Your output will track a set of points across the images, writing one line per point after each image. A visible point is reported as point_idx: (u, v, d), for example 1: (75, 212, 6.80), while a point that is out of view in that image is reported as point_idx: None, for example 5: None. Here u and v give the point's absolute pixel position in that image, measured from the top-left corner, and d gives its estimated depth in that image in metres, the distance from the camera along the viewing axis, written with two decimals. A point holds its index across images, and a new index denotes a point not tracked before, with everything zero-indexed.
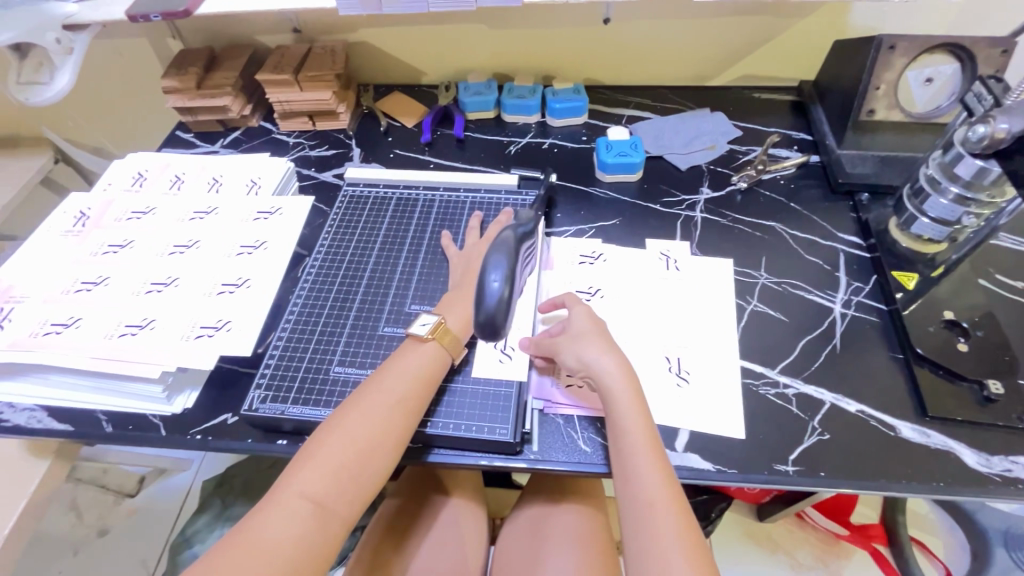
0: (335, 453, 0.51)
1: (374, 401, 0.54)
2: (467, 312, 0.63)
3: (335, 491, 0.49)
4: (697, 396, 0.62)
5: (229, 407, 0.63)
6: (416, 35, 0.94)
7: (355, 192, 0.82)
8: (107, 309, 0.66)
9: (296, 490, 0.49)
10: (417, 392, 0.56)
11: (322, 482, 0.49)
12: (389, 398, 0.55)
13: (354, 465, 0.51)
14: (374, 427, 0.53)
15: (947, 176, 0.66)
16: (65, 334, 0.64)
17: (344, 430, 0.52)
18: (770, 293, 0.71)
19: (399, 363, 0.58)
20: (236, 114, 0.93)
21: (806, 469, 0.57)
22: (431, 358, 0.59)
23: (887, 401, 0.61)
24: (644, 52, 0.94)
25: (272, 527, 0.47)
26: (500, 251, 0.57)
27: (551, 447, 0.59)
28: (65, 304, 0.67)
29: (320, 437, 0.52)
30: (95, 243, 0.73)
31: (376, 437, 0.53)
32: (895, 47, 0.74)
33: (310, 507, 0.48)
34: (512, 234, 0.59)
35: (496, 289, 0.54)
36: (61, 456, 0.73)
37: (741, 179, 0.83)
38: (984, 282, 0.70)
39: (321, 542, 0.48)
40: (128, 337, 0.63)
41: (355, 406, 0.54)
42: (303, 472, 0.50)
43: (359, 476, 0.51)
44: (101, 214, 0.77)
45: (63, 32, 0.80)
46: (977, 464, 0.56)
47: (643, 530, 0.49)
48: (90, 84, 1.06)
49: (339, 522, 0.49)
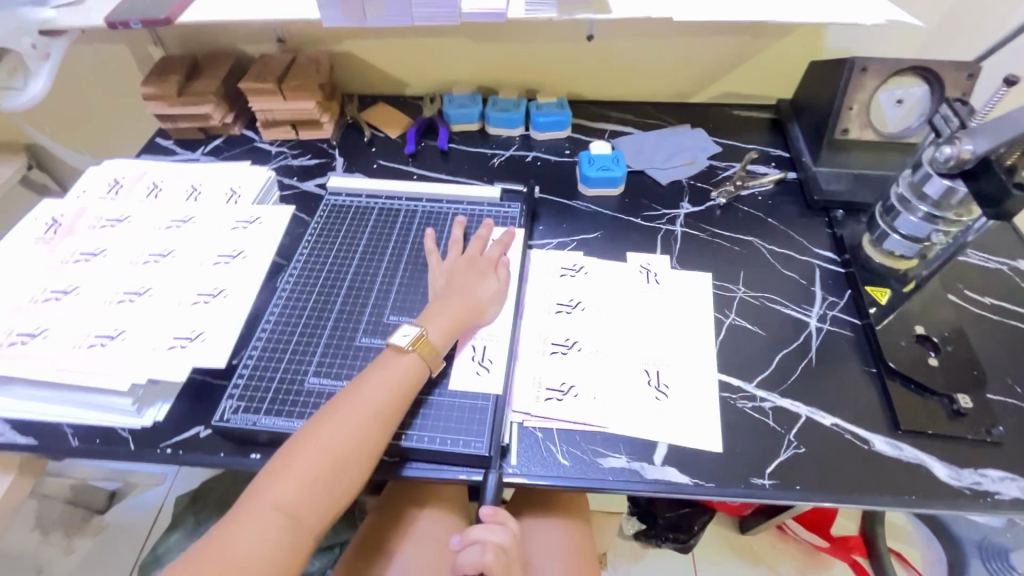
0: (307, 462, 0.51)
1: (351, 409, 0.54)
2: (453, 326, 0.63)
3: (306, 501, 0.49)
4: (676, 410, 0.62)
5: (202, 420, 0.62)
6: (401, 47, 0.95)
7: (337, 201, 0.82)
8: (77, 319, 0.64)
9: (268, 501, 0.49)
10: (396, 401, 0.56)
11: (294, 493, 0.49)
12: (366, 407, 0.54)
13: (327, 474, 0.51)
14: (349, 435, 0.52)
15: (916, 195, 0.68)
16: (31, 346, 0.62)
17: (318, 438, 0.52)
18: (748, 307, 0.72)
19: (379, 372, 0.57)
20: (217, 122, 0.92)
21: (782, 483, 0.57)
22: (410, 370, 0.58)
23: (861, 414, 0.62)
24: (626, 68, 0.96)
25: (241, 538, 0.47)
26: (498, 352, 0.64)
27: (529, 461, 0.59)
28: (33, 314, 0.65)
29: (293, 446, 0.52)
30: (67, 250, 0.72)
31: (349, 445, 0.52)
32: (867, 69, 0.77)
33: (281, 517, 0.48)
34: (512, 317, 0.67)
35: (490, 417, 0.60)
36: (25, 470, 0.71)
37: (720, 194, 0.85)
38: (954, 297, 0.72)
39: (291, 552, 0.48)
40: (98, 348, 0.62)
41: (333, 414, 0.54)
42: (275, 481, 0.50)
43: (333, 485, 0.51)
44: (74, 221, 0.75)
45: (40, 37, 0.78)
46: (948, 477, 0.57)
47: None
48: (68, 89, 1.04)
49: (310, 532, 0.49)
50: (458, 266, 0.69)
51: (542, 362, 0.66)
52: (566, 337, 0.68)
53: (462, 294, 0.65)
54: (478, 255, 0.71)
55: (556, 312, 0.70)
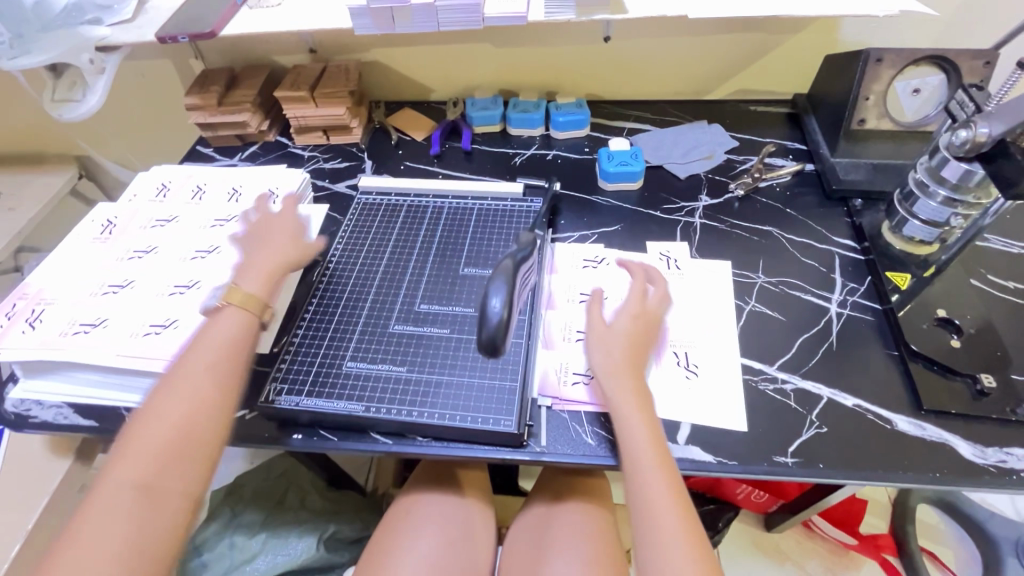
0: (151, 436, 0.52)
1: (179, 378, 0.55)
2: (268, 276, 0.65)
3: (161, 471, 0.51)
4: (704, 389, 0.64)
5: (246, 404, 0.66)
6: (425, 54, 0.99)
7: (368, 200, 0.86)
8: (131, 310, 0.69)
9: (116, 483, 0.49)
10: (225, 358, 0.58)
11: (142, 468, 0.50)
12: (194, 374, 0.56)
13: (173, 446, 0.52)
14: (190, 403, 0.54)
15: (935, 180, 0.69)
16: (93, 334, 0.67)
17: (160, 412, 0.53)
18: (767, 293, 0.73)
19: (206, 336, 0.59)
20: (254, 129, 0.98)
21: (806, 461, 0.58)
22: (236, 323, 0.60)
23: (883, 395, 0.63)
24: (642, 68, 0.99)
25: (96, 524, 0.48)
26: (498, 275, 0.54)
27: (557, 440, 0.61)
28: (94, 306, 0.70)
29: (135, 428, 0.53)
30: (121, 248, 0.77)
31: (191, 410, 0.54)
32: (882, 59, 0.78)
33: (135, 491, 0.49)
34: (512, 261, 0.55)
35: (497, 311, 0.51)
36: (82, 455, 0.76)
37: (738, 187, 0.87)
38: (976, 281, 0.72)
39: (156, 523, 0.49)
40: (153, 335, 0.66)
41: (165, 389, 0.55)
42: (123, 465, 0.50)
43: (188, 454, 0.52)
44: (127, 222, 0.81)
45: (96, 53, 0.85)
46: (973, 455, 0.58)
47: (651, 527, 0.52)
48: (116, 104, 1.12)
49: (173, 501, 0.51)
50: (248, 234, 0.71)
51: (568, 347, 0.68)
52: None
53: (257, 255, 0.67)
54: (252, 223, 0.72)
55: (580, 301, 0.73)
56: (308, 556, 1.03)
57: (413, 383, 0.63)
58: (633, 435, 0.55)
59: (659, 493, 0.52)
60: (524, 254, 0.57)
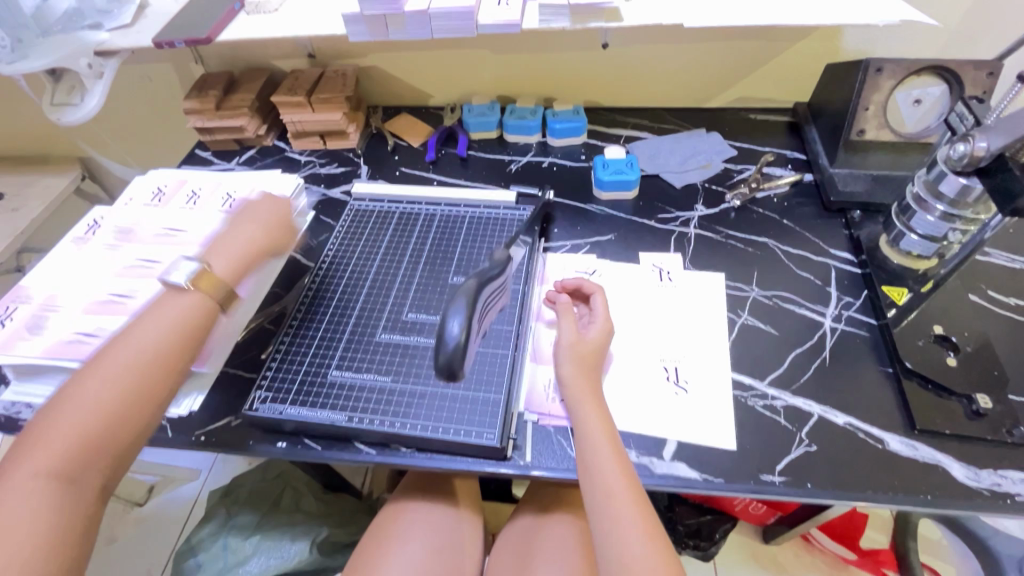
0: (70, 422, 0.49)
1: (111, 362, 0.52)
2: (237, 263, 0.64)
3: (78, 456, 0.48)
4: (694, 405, 0.63)
5: (232, 410, 0.66)
6: (422, 60, 0.99)
7: (361, 206, 0.86)
8: (99, 315, 0.70)
9: (27, 472, 0.46)
10: (169, 343, 0.55)
11: (57, 455, 0.47)
12: (125, 358, 0.52)
13: (95, 432, 0.49)
14: (122, 387, 0.51)
15: (933, 194, 0.67)
16: (58, 337, 0.67)
17: (83, 396, 0.50)
18: (760, 307, 0.72)
19: (153, 318, 0.56)
20: (252, 134, 0.98)
21: (793, 480, 0.57)
22: (190, 306, 0.58)
23: (875, 414, 0.61)
24: (641, 75, 0.98)
25: (2, 513, 0.45)
26: (460, 296, 0.54)
27: (542, 454, 0.61)
28: (65, 309, 0.71)
29: (53, 412, 0.50)
30: (98, 251, 0.78)
31: (120, 396, 0.51)
32: (883, 69, 0.77)
33: (49, 481, 0.47)
34: (476, 282, 0.55)
35: (455, 334, 0.51)
36: None
37: (734, 197, 0.85)
38: (976, 297, 0.70)
39: (71, 513, 0.47)
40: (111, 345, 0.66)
41: (94, 372, 0.52)
42: (34, 451, 0.47)
43: (110, 442, 0.50)
44: (109, 225, 0.82)
45: (95, 57, 0.85)
46: (966, 478, 0.56)
47: (606, 518, 0.52)
48: (117, 107, 1.13)
49: (89, 487, 0.49)
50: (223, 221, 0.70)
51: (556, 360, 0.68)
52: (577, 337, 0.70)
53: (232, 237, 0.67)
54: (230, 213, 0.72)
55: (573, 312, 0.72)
56: (300, 559, 1.03)
57: (396, 394, 0.63)
58: (595, 448, 0.56)
59: (616, 484, 0.54)
60: (495, 273, 0.57)
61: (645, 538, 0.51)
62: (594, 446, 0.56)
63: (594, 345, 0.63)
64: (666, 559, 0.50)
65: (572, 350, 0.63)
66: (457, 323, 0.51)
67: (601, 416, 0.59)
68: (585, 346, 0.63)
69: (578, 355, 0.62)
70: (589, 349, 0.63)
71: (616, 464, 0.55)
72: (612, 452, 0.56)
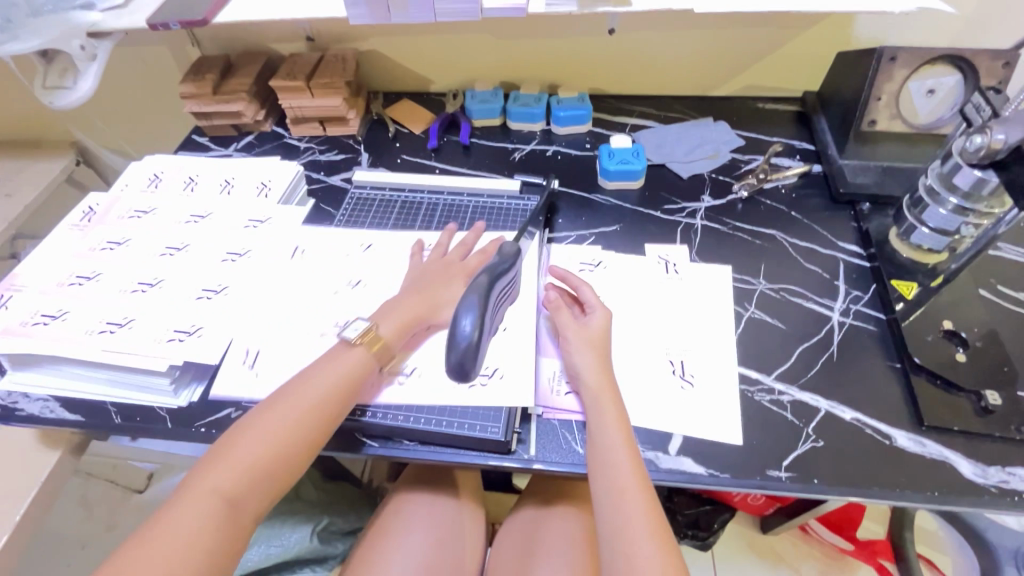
0: (250, 451, 0.51)
1: (290, 404, 0.55)
2: (406, 325, 0.63)
3: (245, 485, 0.50)
4: (700, 399, 0.62)
5: (232, 402, 0.65)
6: (424, 44, 0.97)
7: (362, 194, 0.85)
8: (94, 305, 0.68)
9: (208, 488, 0.49)
10: (341, 397, 0.57)
11: (233, 480, 0.50)
12: (300, 403, 0.55)
13: (269, 464, 0.52)
14: (293, 428, 0.54)
15: (946, 187, 0.67)
16: (52, 326, 0.66)
17: (264, 430, 0.53)
18: (768, 300, 0.71)
19: (325, 366, 0.58)
20: (250, 119, 0.96)
21: (800, 476, 0.56)
22: (358, 364, 0.59)
23: (883, 410, 0.61)
24: (648, 62, 0.96)
25: (177, 525, 0.47)
26: (471, 293, 0.57)
27: (547, 448, 0.60)
28: (57, 296, 0.69)
29: (236, 434, 0.53)
30: (95, 238, 0.76)
31: (293, 437, 0.53)
32: (897, 58, 0.75)
33: (224, 503, 0.49)
34: (487, 278, 0.59)
35: (467, 333, 0.55)
36: (71, 447, 0.76)
37: (741, 187, 0.84)
38: (985, 292, 0.69)
39: (228, 540, 0.49)
40: (107, 335, 0.65)
41: (273, 407, 0.55)
42: (218, 469, 0.50)
43: (272, 475, 0.52)
44: (107, 210, 0.80)
45: (88, 39, 0.83)
46: (974, 475, 0.56)
47: (617, 519, 0.52)
48: (111, 90, 1.10)
49: (249, 516, 0.51)
50: (465, 269, 0.69)
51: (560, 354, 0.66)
52: None
53: (427, 294, 0.65)
54: (460, 260, 0.70)
55: None
56: (301, 548, 1.03)
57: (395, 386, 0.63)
58: (610, 447, 0.55)
59: (631, 486, 0.53)
60: (505, 268, 0.60)
61: (654, 541, 0.51)
62: (610, 448, 0.56)
63: (599, 340, 0.63)
64: (672, 559, 0.50)
65: (582, 345, 0.62)
66: (471, 322, 0.55)
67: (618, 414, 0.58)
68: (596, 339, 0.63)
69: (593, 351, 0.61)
70: (597, 344, 0.62)
71: (631, 467, 0.54)
72: (628, 455, 0.55)
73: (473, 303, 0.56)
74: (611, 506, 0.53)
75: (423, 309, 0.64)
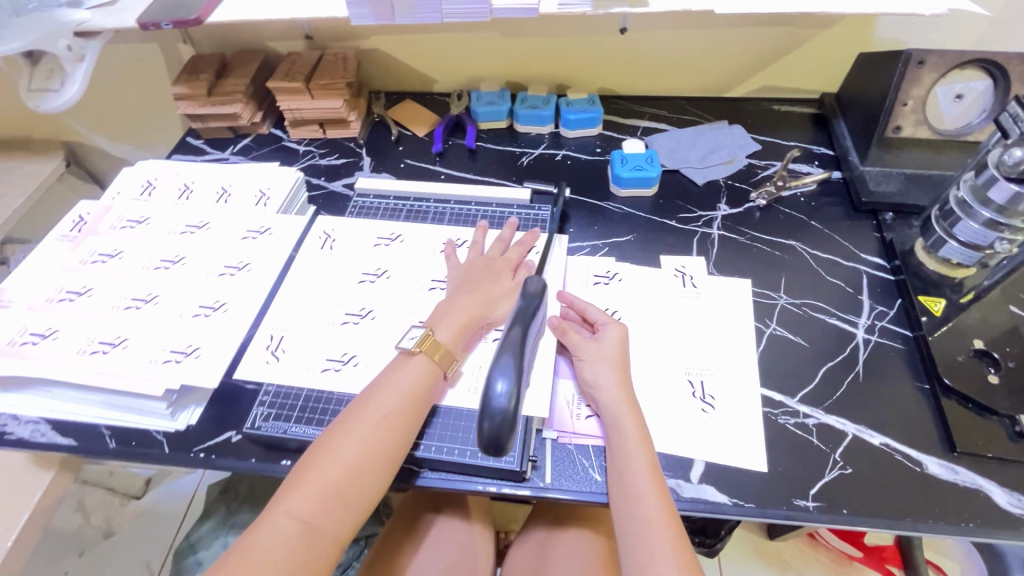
0: (325, 472, 0.50)
1: (361, 422, 0.53)
2: (462, 328, 0.61)
3: (323, 508, 0.48)
4: (723, 423, 0.59)
5: (232, 425, 0.62)
6: (428, 43, 0.93)
7: (365, 202, 0.82)
8: (85, 322, 0.65)
9: (283, 510, 0.48)
10: (410, 409, 0.55)
11: (310, 502, 0.48)
12: (372, 418, 0.53)
13: (343, 484, 0.50)
14: (365, 445, 0.52)
15: (979, 200, 0.65)
16: (41, 346, 0.63)
17: (337, 450, 0.51)
18: (789, 316, 0.69)
19: (391, 379, 0.56)
20: (246, 121, 0.92)
21: (828, 506, 0.54)
22: (421, 373, 0.57)
23: (912, 433, 0.59)
24: (660, 62, 0.92)
25: (258, 550, 0.45)
26: (505, 353, 0.53)
27: (562, 475, 0.57)
28: (47, 313, 0.66)
29: (310, 456, 0.51)
30: (86, 250, 0.73)
31: (365, 454, 0.51)
32: (925, 62, 0.71)
33: (299, 526, 0.47)
34: (521, 331, 0.55)
35: (502, 398, 0.50)
36: (65, 467, 0.73)
37: (759, 196, 0.81)
38: (1015, 307, 0.66)
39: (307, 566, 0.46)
40: (99, 355, 0.62)
41: (344, 425, 0.53)
42: (293, 490, 0.49)
43: (348, 496, 0.50)
44: (98, 220, 0.76)
45: (75, 39, 0.79)
46: (1009, 504, 0.54)
47: (642, 546, 0.49)
48: (100, 89, 1.06)
49: (329, 540, 0.48)
50: (508, 264, 0.68)
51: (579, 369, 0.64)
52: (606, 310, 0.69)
53: (478, 293, 0.63)
54: (500, 256, 0.69)
55: None
56: None
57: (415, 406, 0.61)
58: (634, 475, 0.53)
59: (657, 516, 0.50)
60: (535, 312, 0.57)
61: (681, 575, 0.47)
62: (627, 470, 0.53)
63: (615, 348, 0.60)
64: None
65: (599, 360, 0.59)
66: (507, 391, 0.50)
67: (641, 438, 0.55)
68: (615, 353, 0.60)
69: (610, 367, 0.59)
70: (614, 352, 0.60)
71: (653, 491, 0.52)
72: (649, 476, 0.53)
73: (507, 367, 0.52)
74: (633, 537, 0.50)
75: (481, 309, 0.62)
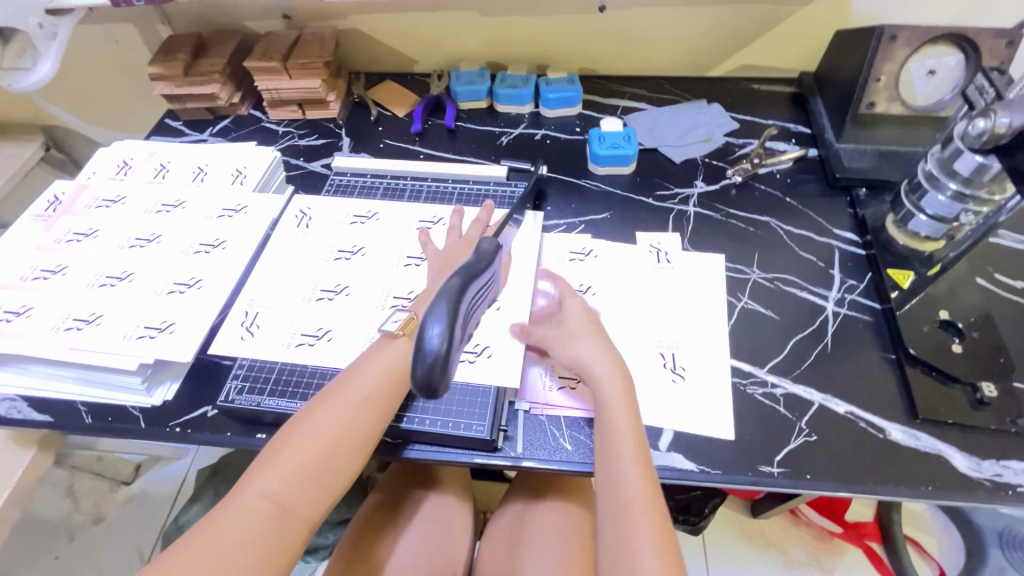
0: (300, 452, 0.50)
1: (338, 403, 0.53)
2: None
3: (296, 487, 0.48)
4: (692, 393, 0.60)
5: (208, 400, 0.63)
6: (407, 22, 0.92)
7: (342, 181, 0.82)
8: (59, 299, 0.65)
9: (256, 489, 0.48)
10: (388, 393, 0.55)
11: (284, 481, 0.48)
12: (350, 400, 0.53)
13: (318, 465, 0.50)
14: (341, 427, 0.52)
15: (945, 172, 0.65)
16: (15, 324, 0.63)
17: (313, 431, 0.51)
18: (761, 290, 0.69)
19: (370, 362, 0.56)
20: (224, 102, 0.91)
21: (792, 471, 0.55)
22: (402, 357, 0.56)
23: (878, 403, 0.60)
24: (640, 41, 0.92)
25: (230, 529, 0.45)
26: (441, 298, 0.46)
27: (534, 445, 0.58)
28: (21, 291, 0.66)
29: (286, 435, 0.51)
30: (60, 230, 0.73)
31: (342, 436, 0.52)
32: (897, 37, 0.72)
33: (273, 507, 0.47)
34: (459, 281, 0.48)
35: (435, 342, 0.43)
36: (46, 446, 0.73)
37: (736, 172, 0.81)
38: (982, 280, 0.68)
39: (280, 546, 0.47)
40: (73, 332, 0.62)
41: (321, 406, 0.53)
42: (267, 471, 0.49)
43: (323, 477, 0.50)
44: (72, 200, 0.76)
45: (47, 17, 0.78)
46: (968, 468, 0.55)
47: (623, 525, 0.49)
48: (77, 69, 1.05)
49: (301, 520, 0.48)
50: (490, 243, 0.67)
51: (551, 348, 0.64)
52: (580, 283, 0.70)
53: None
54: (478, 237, 0.68)
55: None
56: None
57: None
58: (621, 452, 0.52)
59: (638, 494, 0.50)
60: (481, 269, 0.51)
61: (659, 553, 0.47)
62: (614, 449, 0.52)
63: (585, 321, 0.61)
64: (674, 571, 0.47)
65: (585, 333, 0.59)
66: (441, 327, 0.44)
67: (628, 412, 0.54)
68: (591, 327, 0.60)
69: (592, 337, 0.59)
70: (587, 325, 0.60)
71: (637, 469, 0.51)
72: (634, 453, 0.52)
73: (445, 315, 0.45)
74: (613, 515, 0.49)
75: None
